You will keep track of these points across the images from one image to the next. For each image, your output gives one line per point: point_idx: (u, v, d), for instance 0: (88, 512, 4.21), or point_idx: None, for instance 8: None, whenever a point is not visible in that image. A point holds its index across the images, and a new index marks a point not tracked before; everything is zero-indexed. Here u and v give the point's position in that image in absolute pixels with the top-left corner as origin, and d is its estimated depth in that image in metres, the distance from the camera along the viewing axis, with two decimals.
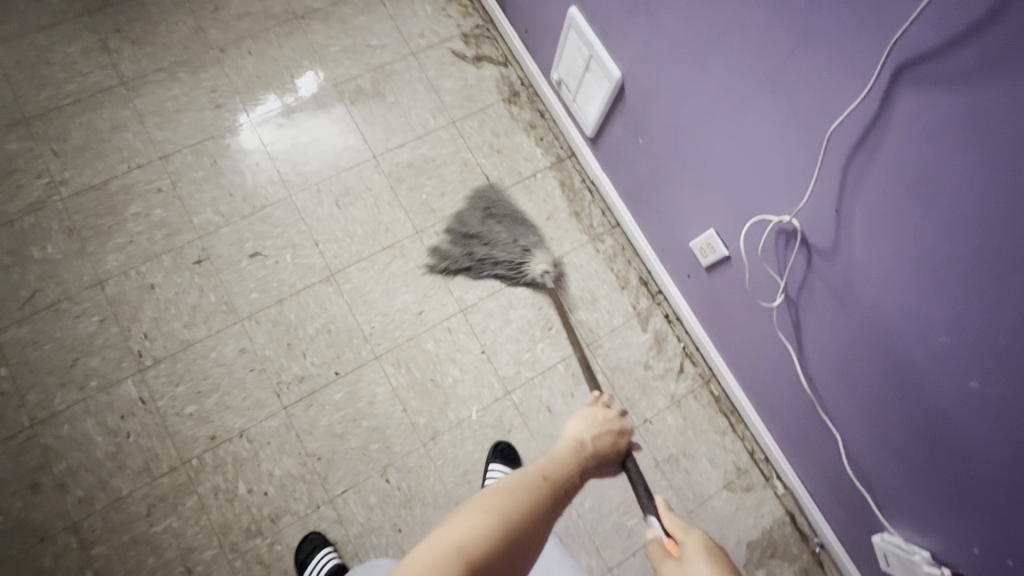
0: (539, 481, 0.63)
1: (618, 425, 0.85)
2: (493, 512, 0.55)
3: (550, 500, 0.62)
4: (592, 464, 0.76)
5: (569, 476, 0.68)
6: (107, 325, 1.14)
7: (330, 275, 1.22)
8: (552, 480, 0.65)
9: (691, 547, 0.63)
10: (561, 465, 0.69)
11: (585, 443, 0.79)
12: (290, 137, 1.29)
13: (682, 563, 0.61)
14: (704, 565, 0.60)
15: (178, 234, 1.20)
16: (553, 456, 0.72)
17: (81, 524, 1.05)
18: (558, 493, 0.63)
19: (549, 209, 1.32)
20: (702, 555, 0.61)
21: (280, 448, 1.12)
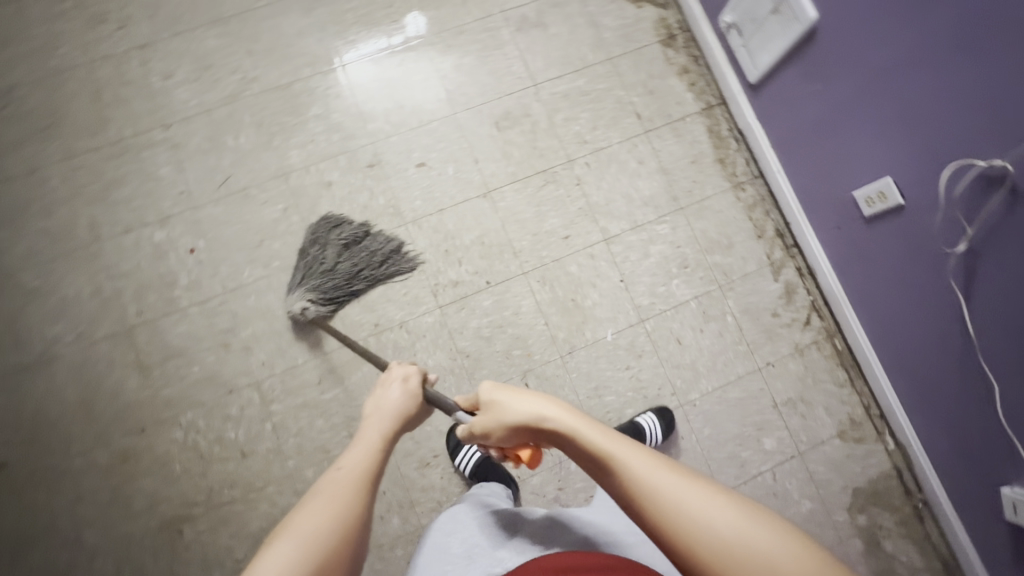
0: (335, 484, 0.59)
1: (412, 380, 0.79)
2: (295, 539, 0.52)
3: (357, 493, 0.59)
4: (394, 428, 0.72)
5: (372, 455, 0.65)
6: (289, 213, 1.25)
7: (486, 191, 1.30)
8: (352, 471, 0.62)
9: (483, 392, 0.70)
10: (366, 451, 0.66)
11: (392, 405, 0.74)
12: (456, 57, 1.35)
13: (495, 413, 0.68)
14: (502, 391, 0.68)
15: (352, 138, 1.29)
16: (356, 438, 0.68)
17: (262, 383, 1.19)
18: (353, 482, 0.60)
19: (695, 152, 1.36)
20: (498, 387, 0.69)
21: (434, 342, 1.23)
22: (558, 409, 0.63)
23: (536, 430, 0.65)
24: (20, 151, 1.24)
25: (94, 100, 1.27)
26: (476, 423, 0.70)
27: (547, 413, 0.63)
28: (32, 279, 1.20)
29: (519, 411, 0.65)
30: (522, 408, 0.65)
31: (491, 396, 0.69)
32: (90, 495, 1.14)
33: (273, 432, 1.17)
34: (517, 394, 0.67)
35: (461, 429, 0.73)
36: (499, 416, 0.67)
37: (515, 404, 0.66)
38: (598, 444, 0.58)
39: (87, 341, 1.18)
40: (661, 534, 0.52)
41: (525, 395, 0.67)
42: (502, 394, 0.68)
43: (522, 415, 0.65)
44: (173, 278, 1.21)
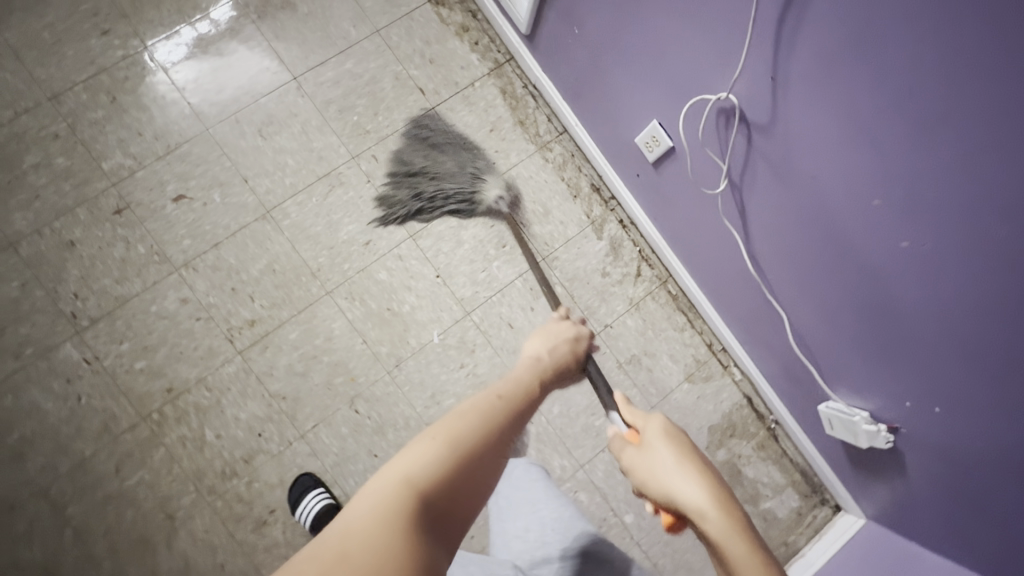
0: (494, 404, 0.55)
1: (572, 333, 0.77)
2: (446, 436, 0.49)
3: (507, 414, 0.54)
4: (551, 377, 0.68)
5: (529, 392, 0.60)
6: (32, 289, 1.07)
7: (265, 212, 1.15)
8: (512, 394, 0.57)
9: (652, 431, 0.62)
10: (518, 383, 0.61)
11: (547, 353, 0.72)
12: (194, 63, 1.16)
13: (643, 448, 0.61)
14: (667, 448, 0.60)
15: (88, 184, 1.10)
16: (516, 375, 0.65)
17: (49, 488, 1.04)
18: (512, 406, 0.56)
19: (491, 119, 1.25)
20: (666, 444, 0.60)
21: (242, 392, 1.11)
22: (716, 510, 0.53)
23: (670, 507, 0.57)
24: None
25: None
26: (626, 454, 0.63)
27: (698, 507, 0.54)
28: None
29: (665, 465, 0.58)
30: (665, 481, 0.57)
31: (654, 444, 0.61)
32: None
33: (77, 538, 1.03)
34: (679, 462, 0.58)
35: (610, 439, 0.66)
36: (646, 473, 0.59)
37: (667, 474, 0.57)
38: (734, 560, 0.50)
39: None
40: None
41: (684, 459, 0.58)
42: (665, 449, 0.60)
43: (667, 486, 0.57)
44: None
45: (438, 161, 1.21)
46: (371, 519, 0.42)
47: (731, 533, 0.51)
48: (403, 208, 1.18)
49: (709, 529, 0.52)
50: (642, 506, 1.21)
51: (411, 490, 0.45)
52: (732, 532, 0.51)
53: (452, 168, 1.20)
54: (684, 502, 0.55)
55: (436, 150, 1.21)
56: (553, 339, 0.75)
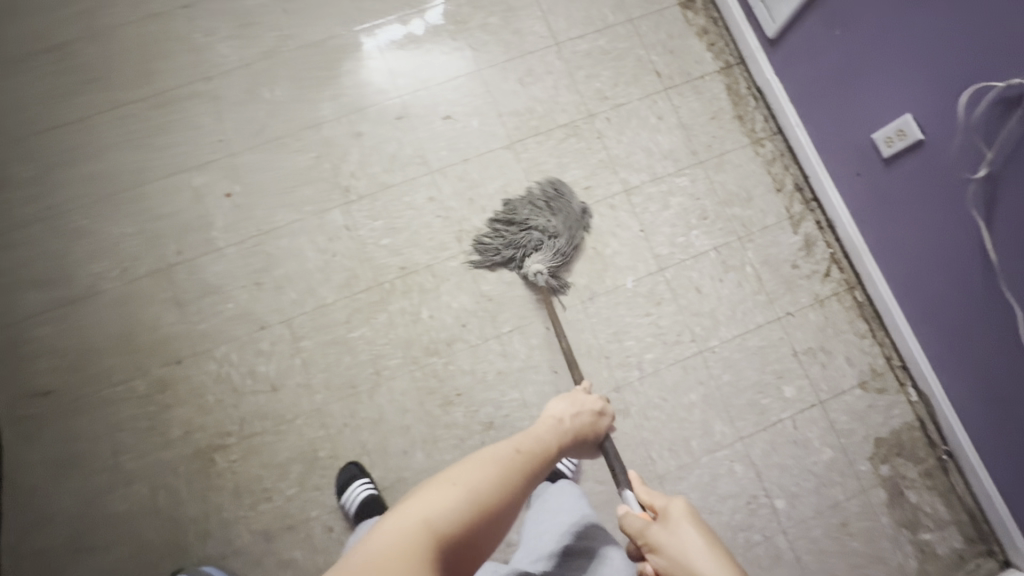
0: (508, 460, 0.69)
1: (601, 411, 0.90)
2: (463, 489, 0.62)
3: (517, 486, 0.67)
4: (565, 441, 0.81)
5: (542, 454, 0.74)
6: (320, 161, 1.29)
7: (510, 143, 1.33)
8: (526, 459, 0.70)
9: (677, 509, 0.67)
10: (537, 442, 0.75)
11: (564, 423, 0.84)
12: (483, 16, 1.39)
13: (669, 527, 0.66)
14: (694, 530, 0.64)
15: (381, 92, 1.34)
16: (532, 431, 0.78)
17: (293, 320, 1.23)
18: (527, 470, 0.69)
19: (714, 109, 1.39)
20: (696, 521, 0.65)
21: (458, 285, 1.26)
22: None
23: None
24: (70, 100, 1.29)
25: (142, 55, 1.32)
26: (651, 529, 0.67)
27: None
28: (80, 219, 1.23)
29: (693, 547, 0.62)
30: (694, 563, 0.61)
31: (679, 522, 0.66)
32: (128, 423, 1.17)
33: (304, 367, 1.21)
34: (708, 546, 0.62)
35: (625, 516, 0.70)
36: (675, 553, 0.63)
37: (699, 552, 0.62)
38: None
39: (129, 278, 1.22)
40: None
41: (708, 541, 0.63)
42: (694, 530, 0.64)
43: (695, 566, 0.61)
44: (213, 219, 1.26)
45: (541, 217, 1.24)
46: (403, 549, 0.54)
47: None
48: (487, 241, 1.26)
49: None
50: (794, 495, 1.21)
51: (429, 534, 0.57)
52: None
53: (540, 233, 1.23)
54: None
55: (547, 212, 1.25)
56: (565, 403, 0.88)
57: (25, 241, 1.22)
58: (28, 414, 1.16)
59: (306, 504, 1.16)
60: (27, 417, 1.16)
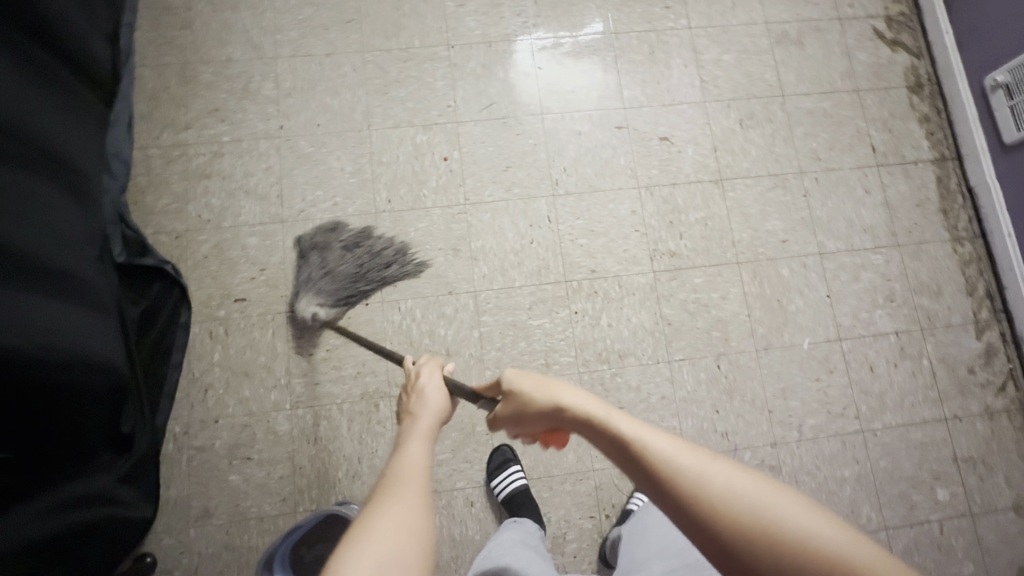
0: (384, 494, 0.61)
1: (436, 376, 0.87)
2: (364, 564, 0.52)
3: (404, 504, 0.59)
4: (430, 426, 0.77)
5: (423, 460, 0.68)
6: (537, 150, 1.33)
7: (718, 179, 1.35)
8: (400, 473, 0.64)
9: (503, 377, 0.74)
10: (415, 451, 0.69)
11: (433, 407, 0.80)
12: (717, 52, 1.42)
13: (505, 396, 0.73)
14: (523, 377, 0.71)
15: (607, 99, 1.37)
16: (403, 441, 0.73)
17: (480, 293, 1.25)
18: (408, 486, 0.62)
19: (921, 196, 1.39)
20: (517, 373, 0.72)
21: (641, 301, 1.27)
22: (575, 391, 0.66)
23: (552, 419, 0.67)
24: (322, 34, 1.36)
25: (396, 9, 1.38)
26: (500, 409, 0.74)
27: (562, 400, 0.66)
28: (307, 145, 1.30)
29: (527, 387, 0.70)
30: (527, 400, 0.69)
31: (515, 379, 0.72)
32: (307, 348, 1.20)
33: (480, 341, 1.23)
34: (539, 380, 0.69)
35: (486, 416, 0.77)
36: (515, 407, 0.71)
37: (534, 389, 0.69)
38: (610, 419, 0.60)
39: (339, 212, 1.27)
40: (646, 484, 0.54)
41: (535, 377, 0.70)
42: (524, 380, 0.71)
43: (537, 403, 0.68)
44: (426, 177, 1.30)
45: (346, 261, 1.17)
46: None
47: (601, 402, 0.62)
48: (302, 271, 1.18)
49: (578, 399, 0.65)
50: None
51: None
52: (606, 407, 0.62)
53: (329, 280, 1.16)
54: (551, 405, 0.66)
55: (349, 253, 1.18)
56: (426, 386, 0.84)
57: (254, 153, 1.29)
58: (218, 315, 1.21)
59: (454, 473, 1.17)
60: (217, 317, 1.21)
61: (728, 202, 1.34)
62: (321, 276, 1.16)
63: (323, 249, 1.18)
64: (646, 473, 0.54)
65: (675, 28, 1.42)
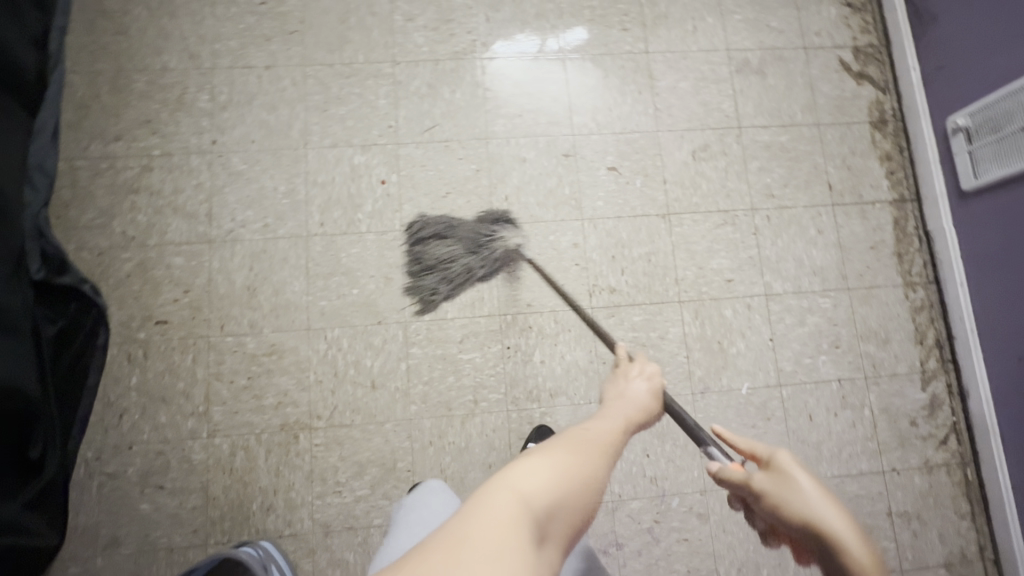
0: (582, 438, 0.63)
1: (655, 381, 0.86)
2: (560, 469, 0.55)
3: (595, 457, 0.60)
4: (636, 421, 0.76)
5: (619, 433, 0.69)
6: (480, 176, 1.29)
7: (666, 213, 1.30)
8: (598, 434, 0.66)
9: (782, 459, 0.63)
10: (610, 424, 0.71)
11: (642, 403, 0.80)
12: (675, 78, 1.37)
13: (773, 472, 0.63)
14: (804, 475, 0.61)
15: (556, 124, 1.32)
16: (602, 415, 0.74)
17: (410, 324, 1.22)
18: (606, 449, 0.63)
19: (876, 239, 1.34)
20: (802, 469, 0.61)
21: (577, 338, 1.24)
22: (856, 539, 0.54)
23: (806, 534, 0.57)
24: (263, 46, 1.31)
25: (342, 21, 1.33)
26: (755, 477, 0.64)
27: (834, 531, 0.55)
28: (240, 163, 1.26)
29: (806, 493, 0.59)
30: (791, 503, 0.59)
31: (788, 469, 0.62)
32: (228, 375, 1.17)
33: (408, 373, 1.20)
34: (823, 493, 0.58)
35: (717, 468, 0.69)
36: (777, 490, 0.61)
37: (808, 500, 0.58)
38: None
39: (269, 234, 1.23)
40: None
41: (821, 490, 0.59)
42: (805, 478, 0.60)
43: (800, 512, 0.58)
44: (362, 200, 1.26)
45: (434, 249, 1.23)
46: (496, 517, 0.47)
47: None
48: (434, 293, 1.22)
49: (855, 557, 0.52)
50: None
51: (524, 503, 0.49)
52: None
53: (460, 248, 1.22)
54: (818, 526, 0.56)
55: (434, 241, 1.23)
56: (635, 384, 0.85)
57: (184, 169, 1.25)
58: (138, 338, 1.18)
59: (372, 509, 1.15)
60: (137, 339, 1.18)
61: (674, 239, 1.29)
62: (455, 265, 1.22)
63: (421, 272, 1.22)
64: None
65: (632, 53, 1.37)
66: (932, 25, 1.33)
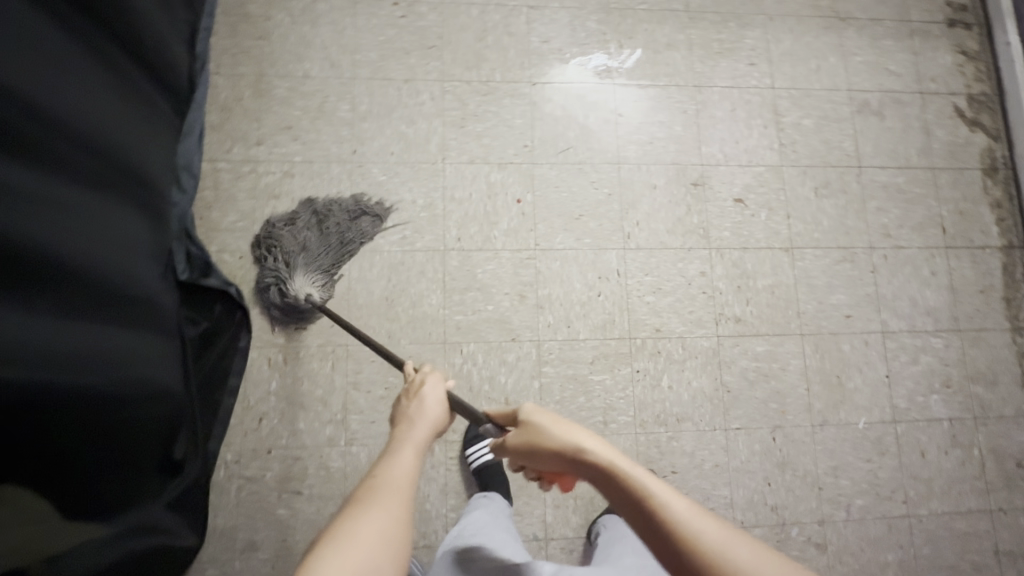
0: (374, 491, 0.64)
1: (439, 388, 0.86)
2: (360, 538, 0.58)
3: (392, 504, 0.63)
4: (427, 436, 0.78)
5: (410, 461, 0.71)
6: (611, 200, 1.31)
7: (789, 247, 1.33)
8: (397, 481, 0.67)
9: (529, 413, 0.75)
10: (400, 452, 0.72)
11: (424, 414, 0.81)
12: (798, 115, 1.40)
13: (529, 428, 0.73)
14: (549, 418, 0.72)
15: (684, 153, 1.35)
16: (392, 446, 0.74)
17: (542, 343, 1.23)
18: (397, 488, 0.65)
19: (985, 283, 1.38)
20: (561, 419, 0.71)
21: (703, 365, 1.26)
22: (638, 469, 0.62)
23: (578, 464, 0.67)
24: (403, 59, 1.32)
25: (480, 39, 1.35)
26: (510, 437, 0.75)
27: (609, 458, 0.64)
28: (380, 173, 1.27)
29: (562, 429, 0.70)
30: (559, 437, 0.69)
31: (539, 420, 0.73)
32: (365, 384, 1.18)
33: (539, 391, 1.22)
34: (564, 424, 0.70)
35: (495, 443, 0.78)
36: (539, 440, 0.71)
37: (568, 435, 0.69)
38: (648, 487, 0.60)
39: (407, 246, 1.24)
40: (628, 507, 0.61)
41: (566, 421, 0.71)
42: (546, 419, 0.72)
43: (563, 442, 0.68)
44: (497, 217, 1.27)
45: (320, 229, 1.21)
46: None
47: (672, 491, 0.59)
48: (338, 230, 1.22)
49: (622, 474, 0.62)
50: None
51: None
52: (669, 491, 0.60)
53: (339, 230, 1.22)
54: (582, 449, 0.66)
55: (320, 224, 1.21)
56: (423, 394, 0.84)
57: (325, 177, 1.26)
58: (277, 343, 1.19)
59: None
60: (276, 344, 1.19)
61: (797, 271, 1.33)
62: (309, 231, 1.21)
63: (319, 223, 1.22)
64: (651, 536, 0.58)
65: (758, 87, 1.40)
66: None
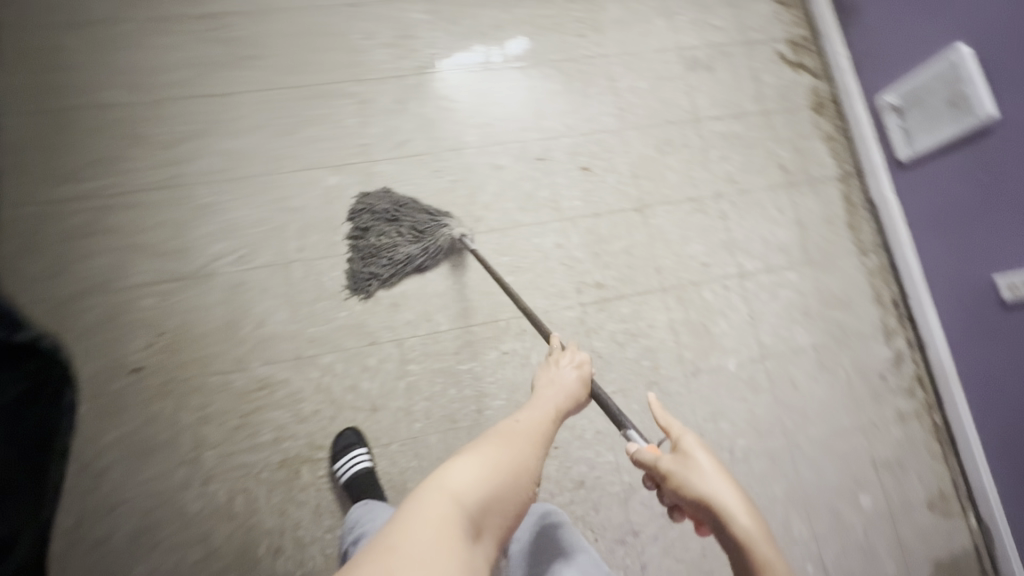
0: (513, 430, 0.62)
1: (584, 368, 0.83)
2: (496, 463, 0.55)
3: (529, 448, 0.60)
4: (567, 407, 0.76)
5: (547, 420, 0.69)
6: (457, 186, 1.29)
7: (640, 207, 1.36)
8: (530, 425, 0.65)
9: (689, 444, 0.66)
10: (537, 412, 0.70)
11: (564, 387, 0.78)
12: (633, 78, 1.43)
13: (681, 458, 0.65)
14: (708, 457, 0.64)
15: (526, 131, 1.35)
16: (531, 403, 0.72)
17: (404, 341, 1.20)
18: (536, 438, 0.63)
19: (829, 213, 1.45)
20: (718, 468, 0.63)
21: (571, 336, 1.26)
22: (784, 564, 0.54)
23: (708, 514, 0.60)
24: (219, 73, 1.26)
25: (300, 43, 1.31)
26: (661, 461, 0.66)
27: (750, 534, 0.56)
28: (206, 194, 1.20)
29: (707, 475, 0.62)
30: (706, 484, 0.61)
31: (692, 452, 0.65)
32: (218, 417, 1.11)
33: (408, 391, 1.18)
34: (719, 471, 0.62)
35: (638, 451, 0.70)
36: (683, 476, 0.63)
37: (710, 482, 0.61)
38: None
39: (246, 265, 1.18)
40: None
41: (721, 470, 0.63)
42: (706, 458, 0.64)
43: (707, 491, 0.61)
44: (339, 222, 1.23)
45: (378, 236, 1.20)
46: (434, 517, 0.46)
47: None
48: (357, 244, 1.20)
49: (761, 552, 0.55)
50: None
51: (457, 500, 0.49)
52: None
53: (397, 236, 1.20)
54: (721, 504, 0.59)
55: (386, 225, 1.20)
56: (563, 368, 0.82)
57: (145, 206, 1.18)
58: (111, 390, 1.10)
59: None
60: (110, 391, 1.10)
61: (651, 229, 1.35)
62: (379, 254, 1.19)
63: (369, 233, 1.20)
64: None
65: (591, 57, 1.42)
66: (856, 16, 1.47)
